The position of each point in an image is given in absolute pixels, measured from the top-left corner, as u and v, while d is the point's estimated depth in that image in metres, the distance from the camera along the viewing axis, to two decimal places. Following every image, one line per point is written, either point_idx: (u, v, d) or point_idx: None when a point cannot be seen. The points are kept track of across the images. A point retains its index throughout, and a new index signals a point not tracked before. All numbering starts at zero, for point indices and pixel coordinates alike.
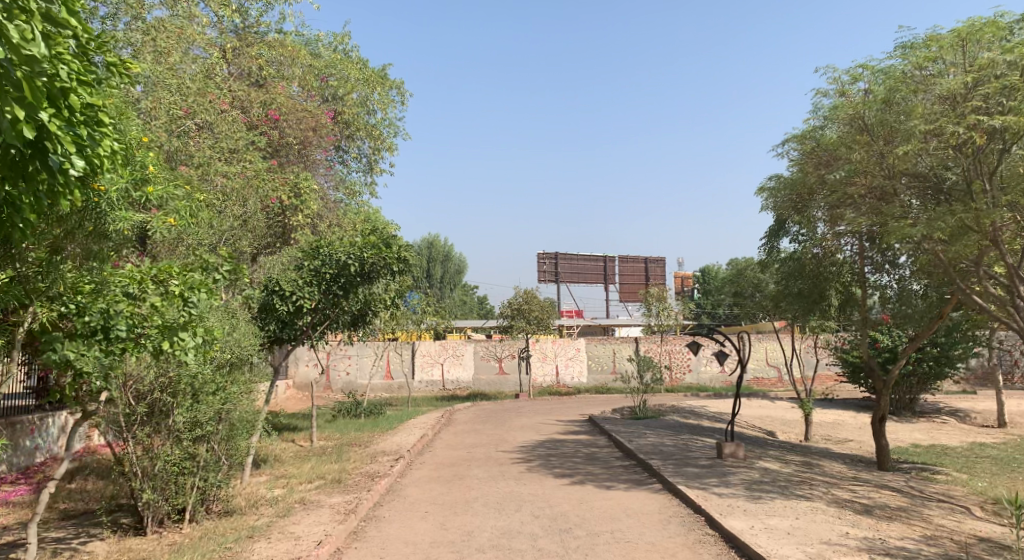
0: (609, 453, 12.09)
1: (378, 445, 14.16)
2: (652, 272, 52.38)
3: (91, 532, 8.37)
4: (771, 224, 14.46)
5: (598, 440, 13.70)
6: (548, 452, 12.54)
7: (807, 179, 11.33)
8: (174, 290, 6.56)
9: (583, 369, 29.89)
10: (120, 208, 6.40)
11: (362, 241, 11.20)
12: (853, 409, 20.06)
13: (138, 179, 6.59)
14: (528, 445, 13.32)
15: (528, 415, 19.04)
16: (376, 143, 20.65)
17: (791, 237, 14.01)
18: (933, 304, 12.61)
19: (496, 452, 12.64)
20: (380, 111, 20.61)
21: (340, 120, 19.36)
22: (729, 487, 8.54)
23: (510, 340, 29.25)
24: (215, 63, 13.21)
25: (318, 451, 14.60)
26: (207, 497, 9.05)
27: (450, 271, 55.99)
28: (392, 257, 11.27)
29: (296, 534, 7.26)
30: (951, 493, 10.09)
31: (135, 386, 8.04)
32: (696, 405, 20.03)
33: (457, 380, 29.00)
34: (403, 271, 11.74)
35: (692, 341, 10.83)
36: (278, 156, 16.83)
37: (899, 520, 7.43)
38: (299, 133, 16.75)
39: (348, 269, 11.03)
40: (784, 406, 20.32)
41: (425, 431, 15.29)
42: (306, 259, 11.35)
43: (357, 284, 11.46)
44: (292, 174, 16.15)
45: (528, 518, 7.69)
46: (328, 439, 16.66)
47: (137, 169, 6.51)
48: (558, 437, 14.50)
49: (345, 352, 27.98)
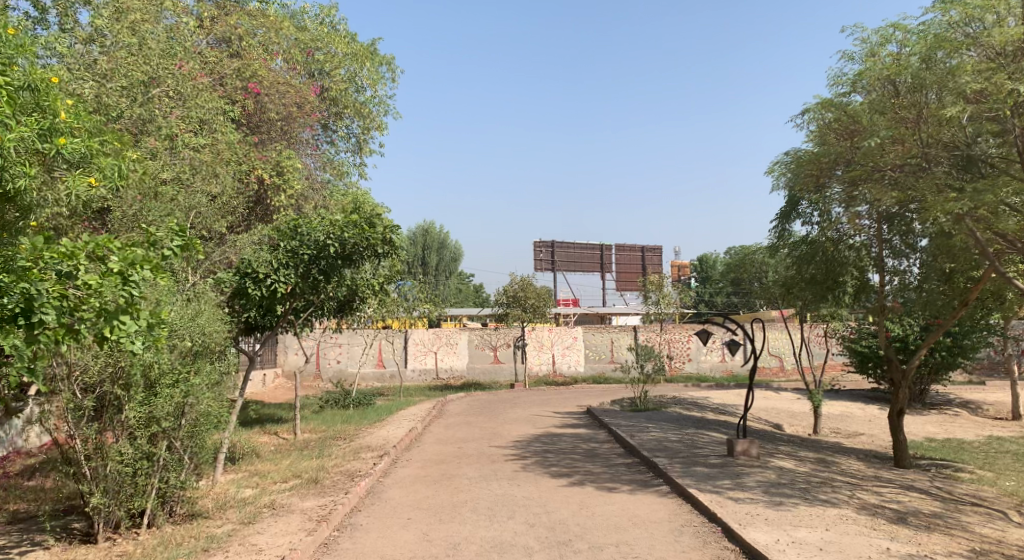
0: (610, 450, 11.27)
1: (364, 440, 13.31)
2: (649, 261, 51.51)
3: (35, 540, 7.50)
4: (782, 206, 13.62)
5: (597, 435, 12.88)
6: (545, 448, 11.71)
7: (830, 152, 10.44)
8: (113, 267, 5.73)
9: (581, 358, 29.09)
10: (25, 164, 5.51)
11: (343, 219, 10.30)
12: (862, 401, 19.26)
13: (45, 129, 6.02)
14: (523, 440, 12.49)
15: (523, 406, 18.22)
16: (366, 122, 19.74)
17: (804, 220, 13.16)
18: (958, 291, 11.73)
19: (489, 447, 11.80)
20: (369, 89, 19.69)
21: (327, 96, 18.42)
22: (745, 491, 7.71)
23: (505, 328, 28.41)
24: (189, 27, 12.30)
25: (301, 446, 13.74)
26: (169, 500, 8.21)
27: (445, 259, 55.02)
28: (377, 237, 10.43)
29: (258, 547, 6.41)
30: (983, 495, 9.27)
31: (81, 378, 7.21)
32: (698, 397, 19.24)
33: (451, 368, 28.17)
34: (388, 254, 10.88)
35: (701, 329, 9.99)
36: (259, 132, 15.88)
37: (939, 530, 6.63)
38: (282, 108, 15.82)
39: (328, 249, 10.13)
40: (790, 397, 19.56)
41: (415, 423, 14.45)
42: (281, 239, 10.36)
43: (337, 266, 10.58)
44: (275, 152, 15.28)
45: (522, 526, 6.87)
46: (313, 432, 15.80)
47: (43, 122, 5.94)
48: (555, 431, 13.67)
49: (336, 340, 27.14)
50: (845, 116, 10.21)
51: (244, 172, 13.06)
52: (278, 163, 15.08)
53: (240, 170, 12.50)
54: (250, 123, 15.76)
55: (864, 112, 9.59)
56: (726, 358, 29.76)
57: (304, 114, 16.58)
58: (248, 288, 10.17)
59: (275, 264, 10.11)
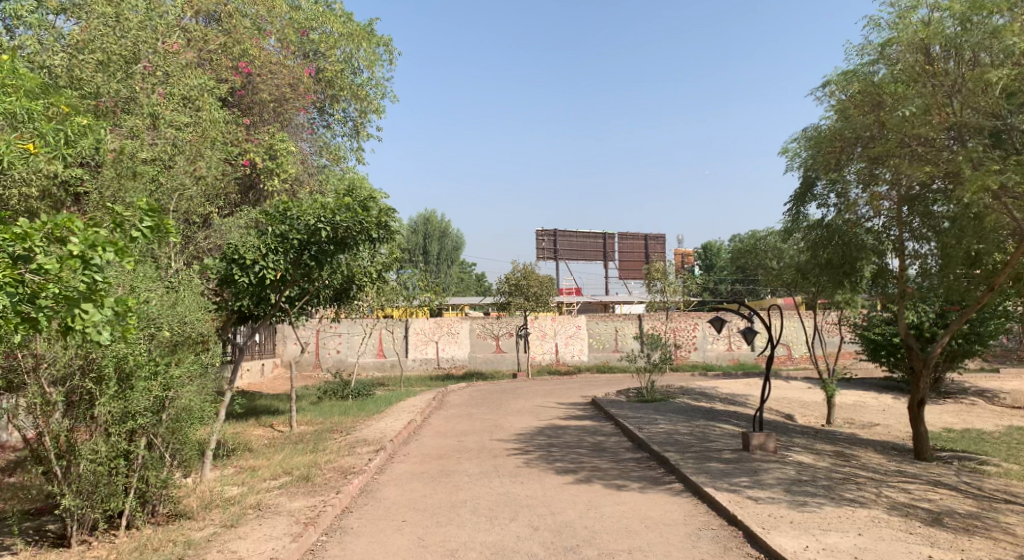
0: (617, 443, 10.74)
1: (360, 433, 12.82)
2: (652, 250, 50.84)
3: (3, 544, 7.01)
4: (796, 188, 13.05)
5: (604, 427, 12.35)
6: (549, 441, 11.18)
7: (851, 127, 9.88)
8: (72, 249, 5.14)
9: (584, 347, 28.57)
10: None
11: (334, 202, 9.70)
12: (875, 391, 18.70)
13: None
14: (527, 433, 11.97)
15: (527, 396, 17.71)
16: (363, 105, 19.13)
17: (819, 202, 12.66)
18: (983, 276, 11.15)
19: (491, 441, 11.28)
20: (367, 71, 19.08)
21: (322, 78, 17.80)
22: (765, 490, 7.17)
23: (507, 317, 27.89)
24: (173, 2, 11.74)
25: (296, 439, 13.24)
26: (149, 499, 7.71)
27: (447, 248, 54.41)
28: (370, 221, 9.87)
29: (237, 554, 5.89)
30: (1015, 491, 8.72)
31: (49, 372, 6.68)
32: (706, 386, 18.72)
33: (453, 358, 27.68)
34: (383, 239, 10.29)
35: (715, 316, 9.41)
36: (250, 114, 15.31)
37: (979, 533, 6.09)
38: (275, 88, 15.26)
39: (318, 233, 9.55)
40: (801, 387, 19.01)
41: (414, 415, 13.93)
42: (269, 223, 9.79)
43: (330, 251, 10.03)
44: (267, 135, 14.75)
45: (526, 530, 6.35)
46: (309, 424, 15.32)
47: None
48: (560, 423, 13.14)
49: (335, 329, 26.64)
50: (869, 88, 9.67)
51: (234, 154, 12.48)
52: (271, 145, 14.53)
53: (229, 152, 11.95)
54: (241, 105, 15.20)
55: (895, 82, 9.10)
56: (733, 347, 29.22)
57: (298, 96, 16.00)
58: (236, 275, 9.68)
59: (264, 249, 9.58)
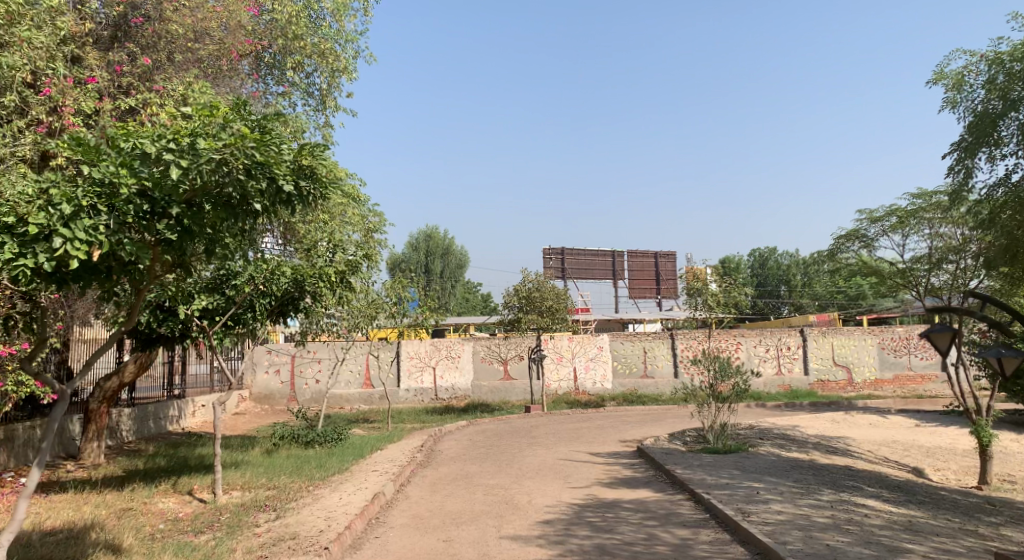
0: (719, 553, 6.13)
1: (295, 518, 8.24)
2: (663, 269, 46.02)
3: None
4: (963, 136, 8.47)
5: (679, 508, 7.78)
6: (598, 543, 6.58)
7: None
8: None
9: (608, 373, 23.93)
10: None
11: (200, 119, 5.43)
12: (1010, 433, 13.99)
13: None
14: (558, 521, 7.40)
15: (549, 444, 13.06)
16: (328, 68, 14.54)
17: (1002, 154, 8.15)
18: None
19: (501, 542, 6.70)
20: (334, 21, 14.54)
21: (271, 20, 13.57)
22: None
23: (517, 337, 23.38)
24: None
25: (201, 525, 8.60)
26: None
27: (451, 265, 49.94)
28: (271, 156, 5.54)
29: None
30: None
31: None
32: (784, 425, 14.11)
33: (453, 387, 23.07)
34: (302, 198, 5.99)
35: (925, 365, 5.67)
36: (154, 55, 10.83)
37: None
38: (191, 20, 10.96)
39: (172, 178, 5.12)
40: (910, 429, 14.33)
41: (385, 483, 9.38)
42: (83, 161, 5.30)
43: (209, 217, 5.63)
44: (177, 83, 10.46)
45: None
46: (243, 491, 10.74)
47: None
48: (607, 496, 8.54)
49: (313, 354, 22.22)
50: None
51: (18, 77, 8.24)
52: (184, 97, 10.27)
53: None
54: (141, 42, 10.82)
55: None
56: (783, 371, 24.59)
57: (232, 39, 11.72)
58: (9, 255, 4.93)
59: (67, 205, 5.00)
